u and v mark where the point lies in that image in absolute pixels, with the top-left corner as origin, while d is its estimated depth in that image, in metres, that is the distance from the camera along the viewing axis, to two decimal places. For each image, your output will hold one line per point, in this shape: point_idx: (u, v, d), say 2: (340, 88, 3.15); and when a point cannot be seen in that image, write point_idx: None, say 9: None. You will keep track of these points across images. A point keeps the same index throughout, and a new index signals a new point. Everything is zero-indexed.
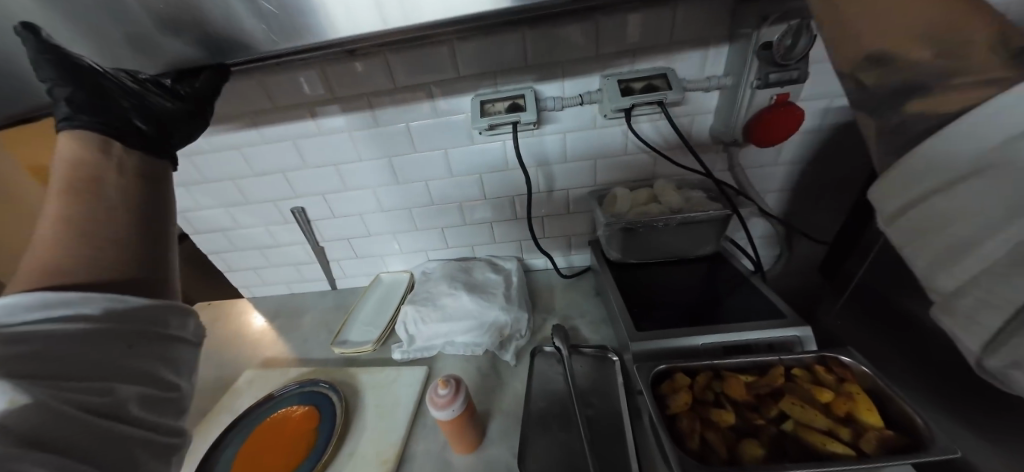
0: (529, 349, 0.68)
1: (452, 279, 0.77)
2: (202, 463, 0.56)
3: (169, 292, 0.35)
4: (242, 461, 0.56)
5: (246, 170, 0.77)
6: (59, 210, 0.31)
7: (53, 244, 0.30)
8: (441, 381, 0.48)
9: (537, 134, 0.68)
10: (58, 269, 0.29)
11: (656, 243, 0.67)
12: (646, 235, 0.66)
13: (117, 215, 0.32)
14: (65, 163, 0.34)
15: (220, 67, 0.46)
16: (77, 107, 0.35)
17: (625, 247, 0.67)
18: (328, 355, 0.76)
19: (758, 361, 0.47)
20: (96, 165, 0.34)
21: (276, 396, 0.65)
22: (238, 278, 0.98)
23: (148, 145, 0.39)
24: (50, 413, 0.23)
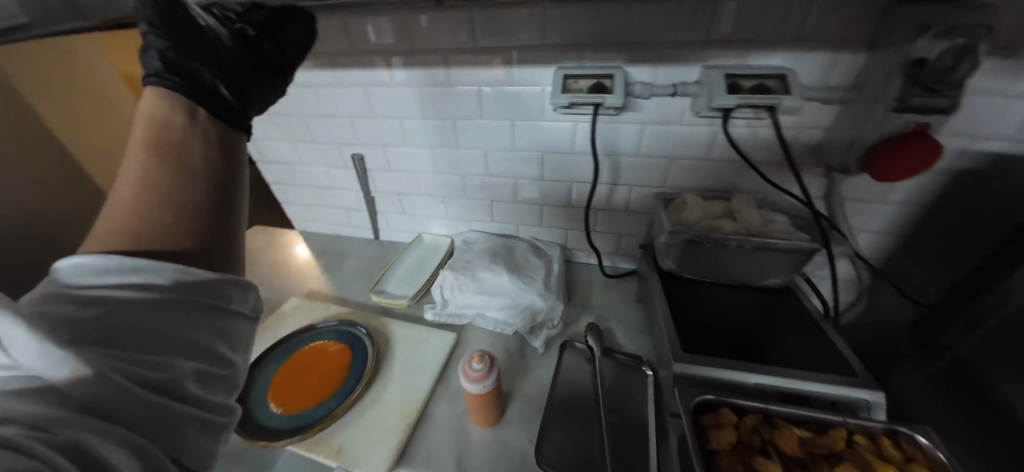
0: (560, 341, 0.67)
1: (493, 254, 0.77)
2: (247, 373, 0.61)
3: (233, 266, 0.34)
4: (280, 380, 0.60)
5: (314, 108, 0.77)
6: (139, 173, 0.31)
7: (120, 220, 0.30)
8: (477, 356, 0.47)
9: (615, 120, 0.62)
10: (132, 230, 0.29)
11: (720, 263, 0.61)
12: (707, 255, 0.60)
13: (193, 183, 0.32)
14: (151, 123, 0.34)
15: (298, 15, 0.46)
16: (169, 68, 0.36)
17: (685, 260, 0.62)
18: (365, 301, 0.79)
19: (817, 416, 0.43)
20: (178, 131, 0.33)
21: (317, 328, 0.68)
22: (292, 211, 1.03)
23: (229, 116, 0.38)
24: (109, 384, 0.23)
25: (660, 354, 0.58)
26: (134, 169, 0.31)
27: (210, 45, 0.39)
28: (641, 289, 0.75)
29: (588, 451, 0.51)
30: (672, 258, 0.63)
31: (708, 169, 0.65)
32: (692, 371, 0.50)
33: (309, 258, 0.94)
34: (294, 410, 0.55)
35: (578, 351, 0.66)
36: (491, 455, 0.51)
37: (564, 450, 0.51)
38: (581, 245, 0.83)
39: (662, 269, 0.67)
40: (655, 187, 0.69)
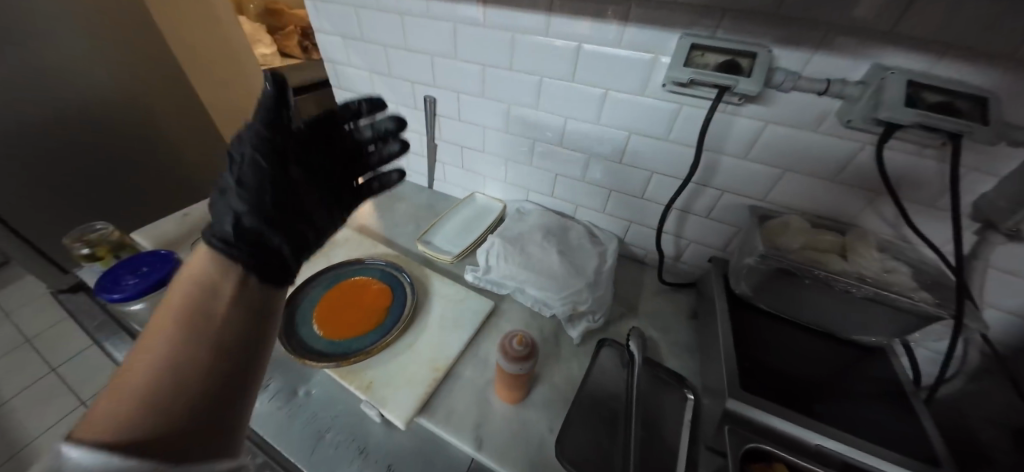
0: (599, 337, 0.63)
1: (547, 232, 0.73)
2: (300, 289, 0.64)
3: (224, 443, 0.28)
4: (325, 303, 0.62)
5: (398, 39, 0.73)
6: (151, 360, 0.28)
7: (124, 391, 0.27)
8: (519, 337, 0.45)
9: (731, 111, 0.53)
10: (121, 415, 0.25)
11: (807, 303, 0.52)
12: (797, 290, 0.51)
13: (198, 376, 0.28)
14: (184, 296, 0.32)
15: (379, 106, 0.57)
16: (248, 201, 0.43)
17: (766, 289, 0.54)
18: (410, 248, 0.79)
19: None
20: (206, 306, 0.32)
21: (364, 263, 0.69)
22: (357, 144, 1.04)
23: (266, 276, 0.38)
24: None
25: (710, 382, 0.52)
26: (155, 343, 0.29)
27: (285, 198, 0.45)
28: (696, 305, 0.69)
29: (607, 457, 0.49)
30: (750, 283, 0.55)
31: (826, 191, 0.54)
32: (749, 413, 0.44)
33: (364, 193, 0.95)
34: (335, 336, 0.57)
35: (615, 352, 0.62)
36: (511, 432, 0.50)
37: (585, 449, 0.50)
38: (641, 243, 0.76)
39: (733, 291, 0.60)
40: (750, 198, 0.60)
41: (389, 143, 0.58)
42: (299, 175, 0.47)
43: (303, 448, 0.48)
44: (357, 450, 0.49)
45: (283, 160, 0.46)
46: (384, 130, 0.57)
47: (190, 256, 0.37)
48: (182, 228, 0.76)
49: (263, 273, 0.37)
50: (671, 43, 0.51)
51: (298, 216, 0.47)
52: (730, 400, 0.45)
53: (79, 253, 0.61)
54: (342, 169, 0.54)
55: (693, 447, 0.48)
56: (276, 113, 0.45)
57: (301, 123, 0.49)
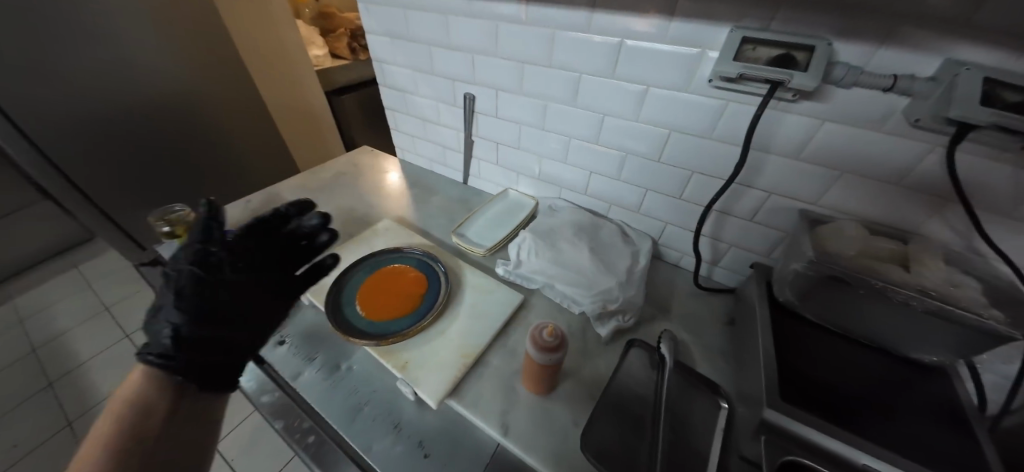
0: (629, 337, 0.63)
1: (580, 230, 0.73)
2: (345, 270, 0.68)
3: None
4: (367, 286, 0.66)
5: (442, 37, 0.76)
6: (99, 456, 0.37)
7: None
8: (549, 329, 0.45)
9: (782, 108, 0.50)
10: None
11: (860, 315, 0.49)
12: (849, 299, 0.48)
13: (151, 458, 0.39)
14: (127, 407, 0.41)
15: (308, 205, 0.64)
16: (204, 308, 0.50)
17: (815, 297, 0.51)
18: (444, 240, 0.82)
19: None
20: (147, 412, 0.42)
21: (402, 251, 0.73)
22: (399, 140, 1.09)
23: (203, 379, 0.47)
24: None
25: (745, 390, 0.51)
26: (99, 448, 0.38)
27: (219, 306, 0.51)
28: (734, 311, 0.66)
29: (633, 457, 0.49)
30: (797, 289, 0.53)
31: (887, 196, 0.50)
32: (792, 426, 0.42)
33: (403, 186, 0.99)
34: (375, 318, 0.61)
35: (644, 352, 0.61)
36: (535, 423, 0.51)
37: (611, 447, 0.49)
38: (676, 244, 0.74)
39: (776, 298, 0.57)
40: (799, 201, 0.57)
41: (320, 235, 0.63)
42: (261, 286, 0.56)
43: (344, 417, 0.52)
44: (391, 424, 0.52)
45: (218, 265, 0.53)
46: (309, 226, 0.62)
47: (133, 372, 0.45)
48: (244, 212, 0.84)
49: (202, 381, 0.47)
50: (721, 36, 0.49)
51: (241, 330, 0.52)
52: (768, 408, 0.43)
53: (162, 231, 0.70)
54: (298, 280, 0.59)
55: (726, 455, 0.47)
56: (202, 229, 0.54)
57: (232, 235, 0.56)
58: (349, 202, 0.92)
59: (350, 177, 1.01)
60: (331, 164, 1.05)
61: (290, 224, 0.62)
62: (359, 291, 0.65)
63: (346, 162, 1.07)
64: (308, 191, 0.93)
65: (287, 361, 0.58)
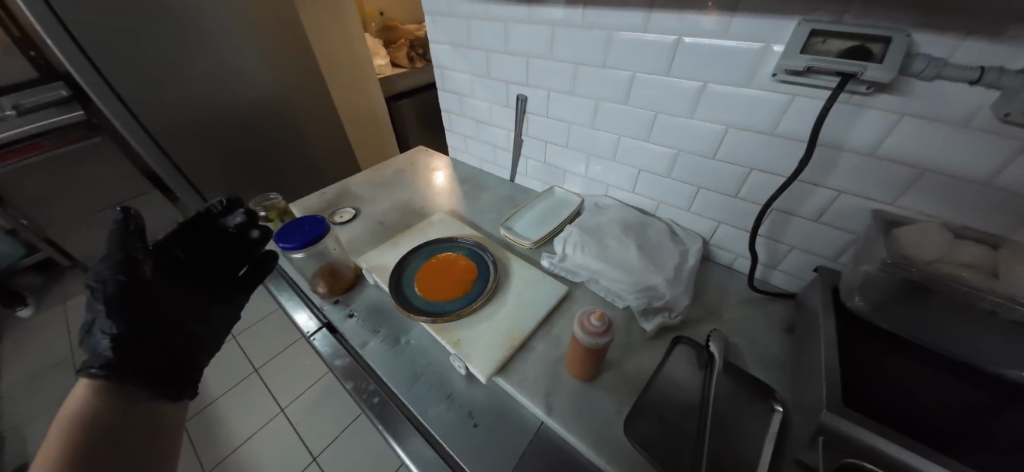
0: (675, 334, 0.62)
1: (627, 227, 0.74)
2: (405, 255, 0.75)
3: None
4: (425, 270, 0.72)
5: (500, 44, 0.82)
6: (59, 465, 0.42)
7: None
8: (598, 312, 0.47)
9: (856, 102, 0.48)
10: None
11: (940, 325, 0.46)
12: (929, 306, 0.46)
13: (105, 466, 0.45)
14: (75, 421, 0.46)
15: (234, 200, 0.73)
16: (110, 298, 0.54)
17: (886, 302, 0.49)
18: (493, 232, 0.87)
19: None
20: (99, 424, 0.47)
21: (455, 240, 0.79)
22: (453, 140, 1.16)
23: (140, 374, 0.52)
24: None
25: (802, 399, 0.49)
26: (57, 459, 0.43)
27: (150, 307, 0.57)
28: (794, 317, 0.63)
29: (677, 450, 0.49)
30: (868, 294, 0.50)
31: (980, 196, 0.46)
32: (857, 435, 0.39)
33: (454, 183, 1.06)
34: (433, 298, 0.66)
35: (691, 350, 0.60)
36: (576, 406, 0.53)
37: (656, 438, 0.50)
38: (728, 246, 0.72)
39: (842, 305, 0.54)
40: (872, 201, 0.53)
41: (250, 232, 0.72)
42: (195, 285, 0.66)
43: (403, 383, 0.58)
44: (444, 395, 0.57)
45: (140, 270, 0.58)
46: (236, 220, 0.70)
47: (76, 388, 0.48)
48: (321, 202, 0.95)
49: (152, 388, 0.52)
50: (788, 31, 0.48)
51: (168, 330, 0.58)
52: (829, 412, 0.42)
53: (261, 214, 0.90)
54: (220, 268, 0.70)
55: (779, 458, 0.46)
56: (123, 241, 0.58)
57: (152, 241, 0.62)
58: (407, 196, 1.00)
59: (408, 173, 1.10)
60: (392, 161, 1.15)
61: (216, 221, 0.71)
62: (418, 274, 0.71)
63: (405, 160, 1.16)
64: (372, 185, 1.03)
65: (357, 332, 0.66)
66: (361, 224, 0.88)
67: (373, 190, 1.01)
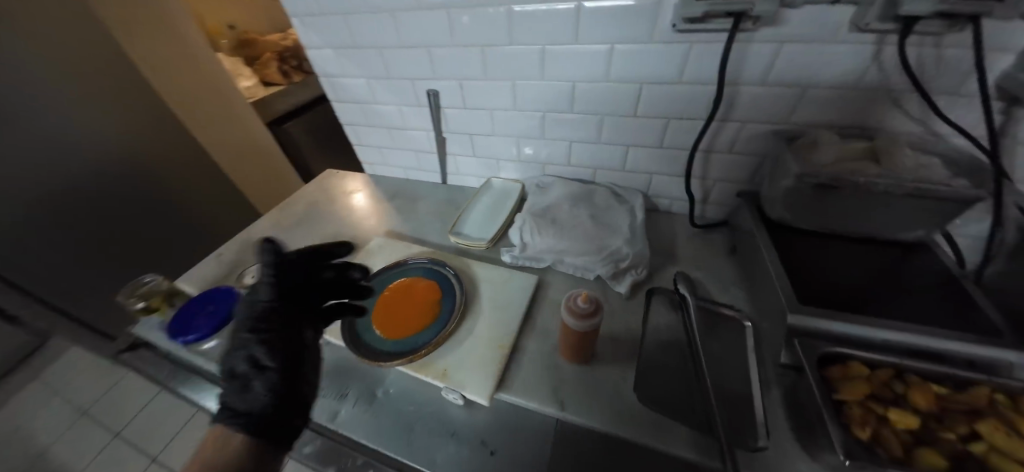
0: (647, 287, 0.64)
1: (576, 200, 0.74)
2: (352, 297, 0.65)
3: None
4: (380, 307, 0.63)
5: (392, 38, 0.73)
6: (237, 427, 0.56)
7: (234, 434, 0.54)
8: (583, 295, 0.46)
9: (746, 37, 0.53)
10: None
11: (847, 214, 0.54)
12: (840, 201, 0.52)
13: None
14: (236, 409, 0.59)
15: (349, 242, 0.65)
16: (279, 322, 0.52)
17: (806, 208, 0.55)
18: (443, 242, 0.80)
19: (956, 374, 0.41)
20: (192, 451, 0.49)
21: (405, 264, 0.71)
22: (365, 154, 1.04)
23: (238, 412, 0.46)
24: None
25: (767, 308, 0.55)
26: None
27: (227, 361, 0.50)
28: (734, 240, 0.70)
29: None
30: (790, 206, 0.56)
31: (848, 100, 0.55)
32: (830, 324, 0.45)
33: (383, 201, 0.96)
34: (399, 336, 0.59)
35: (665, 298, 0.63)
36: (586, 389, 0.52)
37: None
38: (666, 193, 0.77)
39: (772, 218, 0.61)
40: (771, 123, 0.61)
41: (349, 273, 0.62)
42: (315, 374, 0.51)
43: (399, 439, 0.51)
44: (449, 432, 0.52)
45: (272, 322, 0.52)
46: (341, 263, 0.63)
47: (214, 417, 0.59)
48: (223, 265, 0.77)
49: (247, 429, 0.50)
50: None
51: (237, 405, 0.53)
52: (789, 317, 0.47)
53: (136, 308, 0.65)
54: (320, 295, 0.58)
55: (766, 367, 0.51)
56: (275, 266, 0.55)
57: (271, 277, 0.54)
58: (333, 228, 0.87)
59: (325, 203, 0.96)
60: (300, 194, 0.99)
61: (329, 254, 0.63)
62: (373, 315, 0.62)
63: (315, 190, 1.01)
64: (284, 228, 0.87)
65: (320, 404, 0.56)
66: None
67: (288, 233, 0.86)
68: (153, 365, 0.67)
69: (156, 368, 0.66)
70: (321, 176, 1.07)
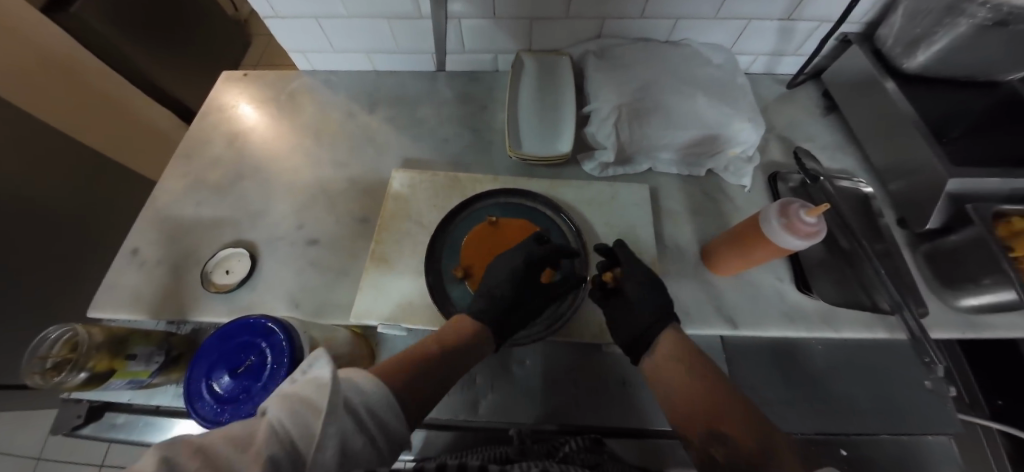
0: (766, 174, 0.57)
1: (674, 74, 0.54)
2: (431, 245, 0.48)
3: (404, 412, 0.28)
4: (475, 251, 0.47)
5: None
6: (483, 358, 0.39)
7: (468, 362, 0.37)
8: (816, 208, 0.35)
9: None
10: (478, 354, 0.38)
11: (987, 56, 0.49)
12: (989, 43, 0.47)
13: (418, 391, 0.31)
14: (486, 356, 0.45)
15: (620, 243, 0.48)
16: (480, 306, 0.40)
17: (948, 55, 0.49)
18: (493, 163, 0.59)
19: None
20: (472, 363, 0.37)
21: (473, 207, 0.51)
22: (286, 33, 0.58)
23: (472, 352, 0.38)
24: (317, 405, 0.21)
25: (899, 166, 0.52)
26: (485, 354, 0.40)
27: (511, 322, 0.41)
28: (830, 99, 0.64)
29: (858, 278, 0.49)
30: (934, 48, 0.49)
31: None
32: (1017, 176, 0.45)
33: (363, 113, 0.63)
34: None
35: (786, 183, 0.56)
36: (752, 299, 0.48)
37: (834, 286, 0.49)
38: (754, 47, 0.62)
39: (901, 67, 0.53)
40: None
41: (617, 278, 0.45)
42: (656, 334, 0.39)
43: (569, 407, 0.44)
44: (620, 382, 0.45)
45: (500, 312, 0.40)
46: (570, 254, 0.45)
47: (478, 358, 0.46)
48: (160, 274, 0.50)
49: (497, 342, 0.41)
50: None
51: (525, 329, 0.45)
52: (952, 182, 0.45)
53: (72, 385, 0.36)
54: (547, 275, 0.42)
55: (899, 228, 0.53)
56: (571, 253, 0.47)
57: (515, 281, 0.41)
58: (312, 171, 0.58)
59: (267, 136, 0.61)
60: (213, 132, 0.61)
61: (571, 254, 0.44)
62: (468, 260, 0.47)
63: (228, 125, 0.62)
64: (230, 188, 0.56)
65: (449, 403, 0.44)
66: (287, 259, 0.51)
67: (239, 195, 0.56)
68: (184, 428, 0.43)
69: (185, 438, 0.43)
70: (213, 93, 0.64)
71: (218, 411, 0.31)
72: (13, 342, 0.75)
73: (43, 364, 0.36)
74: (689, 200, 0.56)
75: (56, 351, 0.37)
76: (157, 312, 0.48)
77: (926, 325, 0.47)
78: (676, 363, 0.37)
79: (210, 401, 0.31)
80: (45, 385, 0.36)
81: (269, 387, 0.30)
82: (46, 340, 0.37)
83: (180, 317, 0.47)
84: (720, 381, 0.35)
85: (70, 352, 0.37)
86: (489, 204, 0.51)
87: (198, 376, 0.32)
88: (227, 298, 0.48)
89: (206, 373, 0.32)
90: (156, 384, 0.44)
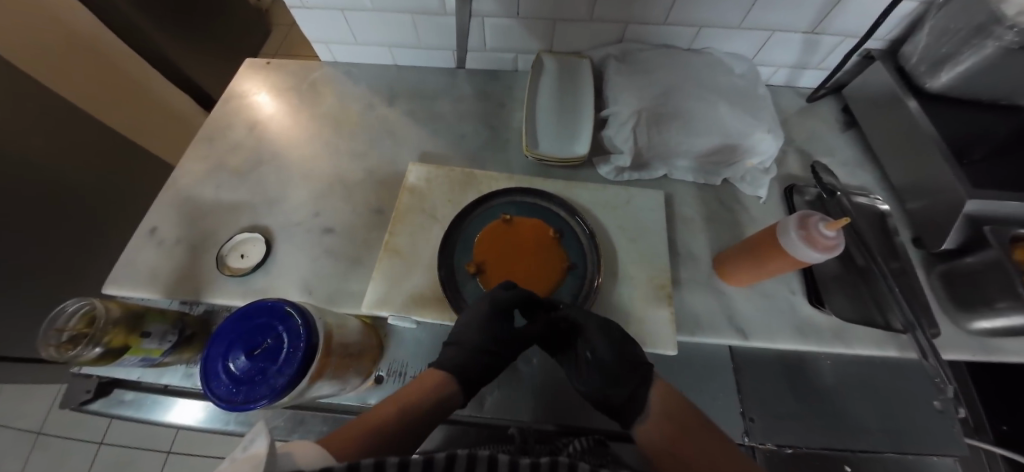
0: (782, 186, 0.57)
1: (695, 81, 0.54)
2: (445, 239, 0.48)
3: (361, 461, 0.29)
4: (487, 247, 0.47)
5: None
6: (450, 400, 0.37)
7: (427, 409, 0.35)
8: (836, 221, 0.34)
9: None
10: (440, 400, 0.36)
11: (1012, 78, 0.49)
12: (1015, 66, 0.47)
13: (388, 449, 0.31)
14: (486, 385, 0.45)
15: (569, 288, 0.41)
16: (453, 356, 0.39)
17: (973, 77, 0.49)
18: (509, 162, 0.59)
19: None
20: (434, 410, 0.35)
21: (488, 203, 0.51)
22: (311, 23, 0.59)
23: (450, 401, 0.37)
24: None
25: (918, 184, 0.52)
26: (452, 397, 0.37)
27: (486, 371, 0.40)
28: (849, 114, 0.63)
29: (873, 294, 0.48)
30: (958, 69, 0.49)
31: None
32: None
33: (382, 105, 0.64)
34: None
35: (802, 196, 0.56)
36: (763, 311, 0.48)
37: (846, 300, 0.49)
38: (776, 59, 0.62)
39: (923, 86, 0.53)
40: None
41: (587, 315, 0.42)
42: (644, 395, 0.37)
43: (575, 408, 0.44)
44: None
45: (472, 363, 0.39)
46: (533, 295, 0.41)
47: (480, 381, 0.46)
48: (176, 255, 0.50)
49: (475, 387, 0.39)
50: None
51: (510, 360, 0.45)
52: (970, 203, 0.45)
53: (87, 359, 0.36)
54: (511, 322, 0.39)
55: (913, 246, 0.53)
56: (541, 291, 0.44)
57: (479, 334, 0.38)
58: (330, 161, 0.58)
59: (286, 124, 0.62)
60: (234, 117, 0.62)
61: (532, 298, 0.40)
62: (481, 255, 0.47)
63: (249, 111, 0.63)
64: (248, 173, 0.57)
65: None
66: (301, 246, 0.51)
67: (257, 181, 0.56)
68: (195, 406, 0.44)
69: (195, 417, 0.43)
70: (235, 79, 0.65)
71: (233, 391, 0.31)
72: (29, 313, 0.77)
73: (60, 336, 0.37)
74: (703, 208, 0.55)
75: (72, 324, 0.37)
76: (172, 291, 0.48)
77: (938, 345, 0.46)
78: (673, 423, 0.34)
79: (226, 381, 0.31)
80: (59, 358, 0.36)
81: (284, 370, 0.31)
82: (64, 313, 0.38)
83: (194, 297, 0.48)
84: (721, 452, 0.31)
85: (86, 327, 0.38)
86: (503, 203, 0.51)
87: (216, 356, 0.33)
88: (242, 281, 0.48)
89: (222, 353, 0.33)
90: (167, 363, 0.44)
